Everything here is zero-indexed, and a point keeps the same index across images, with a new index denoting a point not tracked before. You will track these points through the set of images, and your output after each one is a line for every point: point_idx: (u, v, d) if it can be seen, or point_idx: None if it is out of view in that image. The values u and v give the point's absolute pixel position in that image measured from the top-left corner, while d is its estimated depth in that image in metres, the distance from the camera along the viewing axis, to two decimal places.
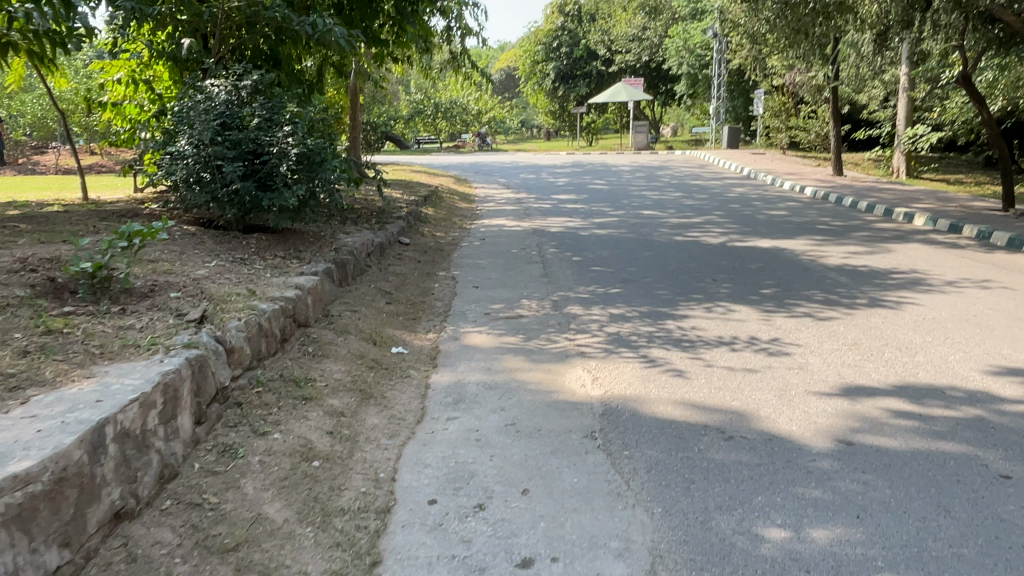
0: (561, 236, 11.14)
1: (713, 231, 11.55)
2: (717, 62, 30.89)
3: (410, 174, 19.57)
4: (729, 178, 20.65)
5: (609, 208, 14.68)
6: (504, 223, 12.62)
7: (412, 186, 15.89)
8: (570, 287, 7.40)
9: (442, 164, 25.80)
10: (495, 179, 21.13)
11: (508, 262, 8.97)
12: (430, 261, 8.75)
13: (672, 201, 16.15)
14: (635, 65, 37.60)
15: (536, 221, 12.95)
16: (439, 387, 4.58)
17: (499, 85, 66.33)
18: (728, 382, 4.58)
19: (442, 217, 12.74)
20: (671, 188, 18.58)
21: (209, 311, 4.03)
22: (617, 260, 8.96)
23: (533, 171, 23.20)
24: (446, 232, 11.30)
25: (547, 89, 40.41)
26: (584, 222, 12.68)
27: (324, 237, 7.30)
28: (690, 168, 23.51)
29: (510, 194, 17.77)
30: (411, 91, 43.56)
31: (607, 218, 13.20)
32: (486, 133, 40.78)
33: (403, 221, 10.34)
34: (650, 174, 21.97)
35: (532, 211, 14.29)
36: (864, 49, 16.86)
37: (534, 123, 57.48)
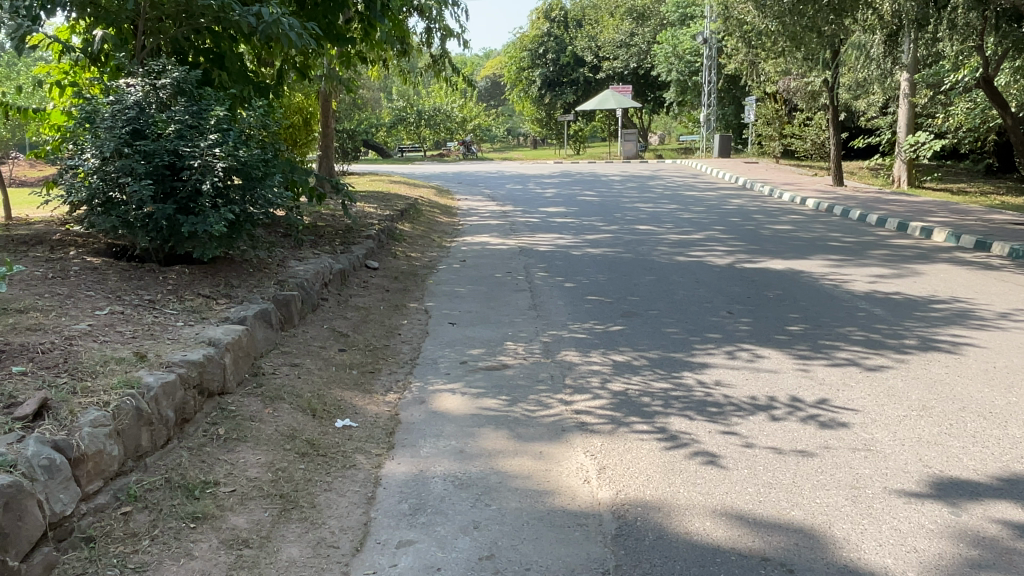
0: (551, 256, 10.01)
1: (717, 250, 10.46)
2: (707, 68, 30.02)
3: (387, 185, 18.36)
4: (724, 189, 19.63)
5: (601, 222, 13.58)
6: (486, 241, 11.46)
7: (388, 199, 14.70)
8: (563, 324, 6.24)
9: (423, 174, 24.67)
10: (478, 190, 20.00)
11: (490, 289, 7.81)
12: (401, 290, 7.60)
13: (668, 214, 15.10)
14: (623, 71, 36.71)
15: (522, 237, 11.81)
16: (390, 485, 3.40)
17: (485, 92, 65.38)
18: (779, 474, 3.42)
19: (418, 234, 11.59)
20: (664, 200, 17.51)
21: (56, 399, 2.87)
22: (614, 287, 7.83)
23: (519, 181, 22.11)
24: (422, 251, 10.15)
25: (532, 96, 39.38)
26: (574, 239, 11.57)
27: (269, 266, 6.12)
28: (682, 178, 22.51)
29: (495, 206, 16.63)
30: (393, 98, 42.33)
31: (599, 234, 12.11)
32: (471, 141, 39.66)
33: (372, 241, 9.18)
34: (641, 185, 20.89)
35: (517, 226, 13.15)
36: (870, 52, 15.95)
37: (519, 131, 56.52)
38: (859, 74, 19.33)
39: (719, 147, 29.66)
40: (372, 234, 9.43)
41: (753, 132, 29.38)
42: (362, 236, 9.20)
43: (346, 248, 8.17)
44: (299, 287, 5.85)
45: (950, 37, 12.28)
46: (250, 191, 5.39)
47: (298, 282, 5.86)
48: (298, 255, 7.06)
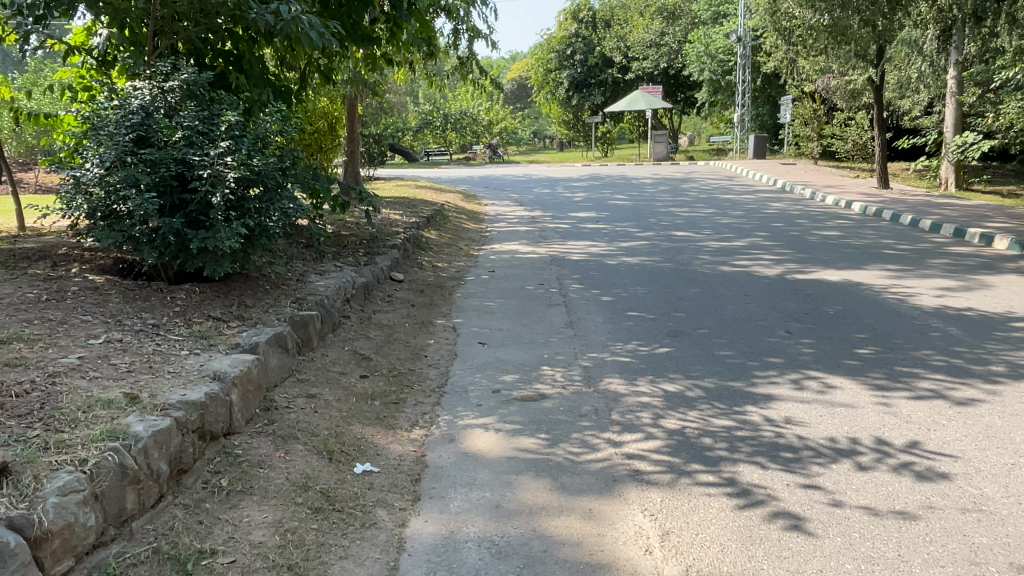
0: (585, 265, 9.47)
1: (763, 258, 9.83)
2: (741, 68, 29.22)
3: (413, 190, 17.98)
4: (762, 192, 18.90)
5: (635, 228, 13.00)
6: (516, 249, 10.96)
7: (413, 205, 14.29)
8: (604, 345, 5.70)
9: (450, 178, 24.27)
10: (506, 195, 19.52)
11: (522, 303, 7.30)
12: (428, 304, 7.12)
13: (705, 219, 14.46)
14: (653, 72, 35.97)
15: (554, 245, 11.29)
16: (416, 552, 2.89)
17: (511, 95, 64.98)
18: (879, 545, 2.87)
19: (445, 242, 11.13)
20: (700, 204, 16.85)
21: (21, 462, 2.44)
22: (657, 301, 7.26)
23: (548, 185, 21.58)
24: (450, 261, 9.66)
25: (560, 98, 38.83)
26: (608, 247, 11.01)
27: (287, 281, 5.68)
28: (717, 181, 21.78)
29: (523, 211, 16.14)
30: (419, 102, 42.08)
31: (634, 241, 11.53)
32: (497, 144, 39.23)
33: (397, 251, 8.71)
34: (674, 188, 20.24)
35: (548, 233, 12.63)
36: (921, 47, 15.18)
37: (546, 134, 56.04)
38: (903, 72, 18.50)
39: (752, 148, 28.82)
40: (398, 243, 8.98)
41: (789, 133, 28.49)
42: (387, 246, 8.74)
43: (370, 259, 7.72)
44: (319, 306, 5.39)
45: (1011, 30, 11.59)
46: (266, 203, 4.95)
47: (317, 300, 5.40)
48: (319, 269, 6.62)
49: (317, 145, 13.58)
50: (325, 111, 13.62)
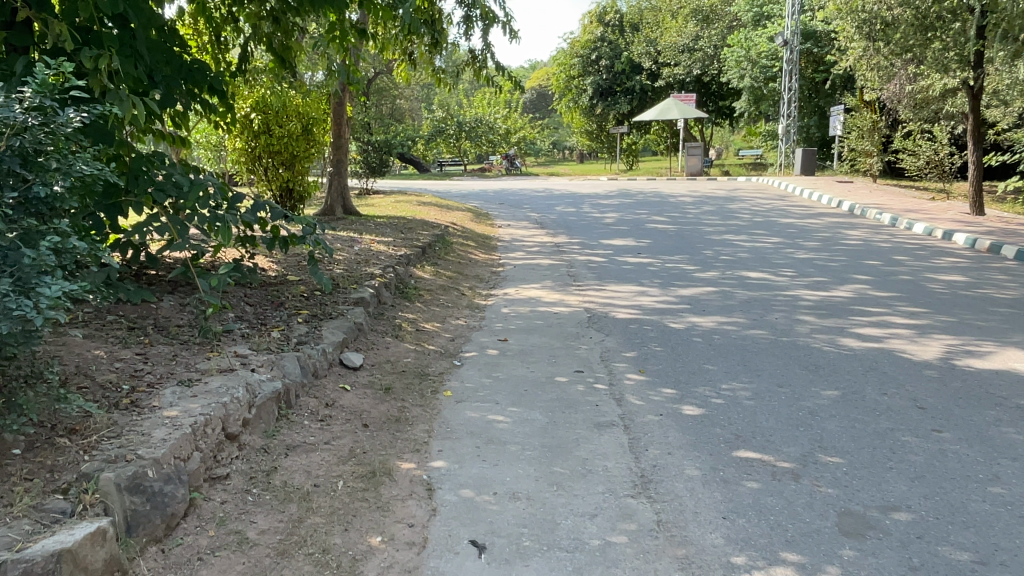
0: (639, 328, 6.54)
1: (893, 320, 6.87)
2: (786, 74, 26.20)
3: (414, 208, 15.19)
4: (828, 216, 15.86)
5: (689, 265, 10.05)
6: (539, 295, 8.07)
7: (408, 229, 11.47)
8: (725, 567, 2.79)
9: (461, 192, 21.43)
10: (524, 214, 16.64)
11: (553, 415, 4.37)
12: (392, 421, 4.20)
13: (773, 251, 11.50)
14: (685, 79, 32.94)
15: (588, 288, 8.38)
16: None
17: (530, 104, 62.22)
18: None
19: (441, 284, 8.27)
20: (758, 231, 13.85)
21: None
22: (776, 420, 4.32)
23: (572, 202, 18.66)
24: (442, 320, 6.74)
25: (583, 107, 35.90)
26: (663, 294, 8.08)
27: (85, 424, 2.92)
28: (768, 201, 18.76)
29: (545, 236, 13.25)
30: (432, 109, 39.25)
31: (696, 286, 8.58)
32: (515, 155, 36.29)
33: (360, 310, 5.82)
34: (721, 209, 17.24)
35: (578, 270, 9.70)
36: None
37: (566, 145, 53.31)
38: (1000, 75, 15.45)
39: (801, 162, 25.67)
40: (365, 295, 6.11)
41: (843, 147, 25.34)
42: (346, 303, 5.86)
43: (304, 336, 4.84)
44: (119, 497, 2.56)
45: None
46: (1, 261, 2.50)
47: (118, 481, 2.58)
48: (194, 370, 3.76)
49: (287, 153, 10.91)
50: (298, 107, 10.89)
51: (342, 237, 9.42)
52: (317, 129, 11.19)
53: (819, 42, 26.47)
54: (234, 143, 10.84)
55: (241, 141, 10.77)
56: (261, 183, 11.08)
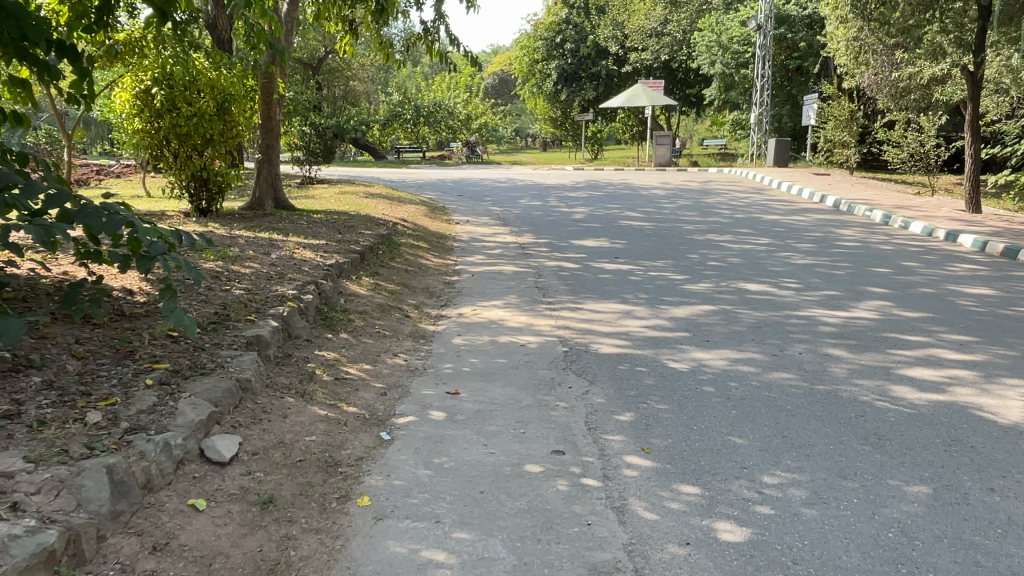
0: (629, 370, 5.01)
1: (945, 356, 5.48)
2: (759, 60, 25.04)
3: (359, 200, 13.43)
4: (814, 213, 14.64)
5: (676, 274, 8.57)
6: (500, 317, 6.48)
7: (347, 228, 9.76)
8: None
9: (417, 182, 19.69)
10: (485, 207, 15.02)
11: (524, 549, 2.80)
12: (261, 571, 2.59)
13: (767, 255, 10.13)
14: (653, 65, 31.53)
15: (561, 307, 6.84)
16: None
17: (492, 90, 60.24)
18: None
19: (379, 301, 6.65)
20: (743, 230, 12.48)
21: None
22: (863, 552, 2.84)
23: (537, 195, 17.09)
24: (373, 358, 5.13)
25: (547, 92, 34.23)
26: (653, 315, 6.56)
27: None
28: (747, 194, 17.48)
29: (509, 235, 11.68)
30: (388, 92, 37.10)
31: (690, 303, 7.09)
32: (477, 142, 34.52)
33: (252, 355, 4.18)
34: (698, 204, 15.87)
35: (547, 280, 8.15)
36: None
37: (529, 132, 51.72)
38: (997, 63, 14.37)
39: (774, 153, 24.46)
40: (261, 333, 4.47)
41: (818, 138, 24.25)
42: (230, 348, 4.21)
43: (142, 416, 3.21)
44: None
45: None
46: None
47: None
48: None
49: (196, 136, 9.16)
50: (209, 82, 9.03)
51: (260, 239, 7.69)
52: (234, 106, 9.36)
53: (793, 27, 25.31)
54: (132, 124, 9.05)
55: (140, 121, 8.99)
56: (169, 170, 9.39)
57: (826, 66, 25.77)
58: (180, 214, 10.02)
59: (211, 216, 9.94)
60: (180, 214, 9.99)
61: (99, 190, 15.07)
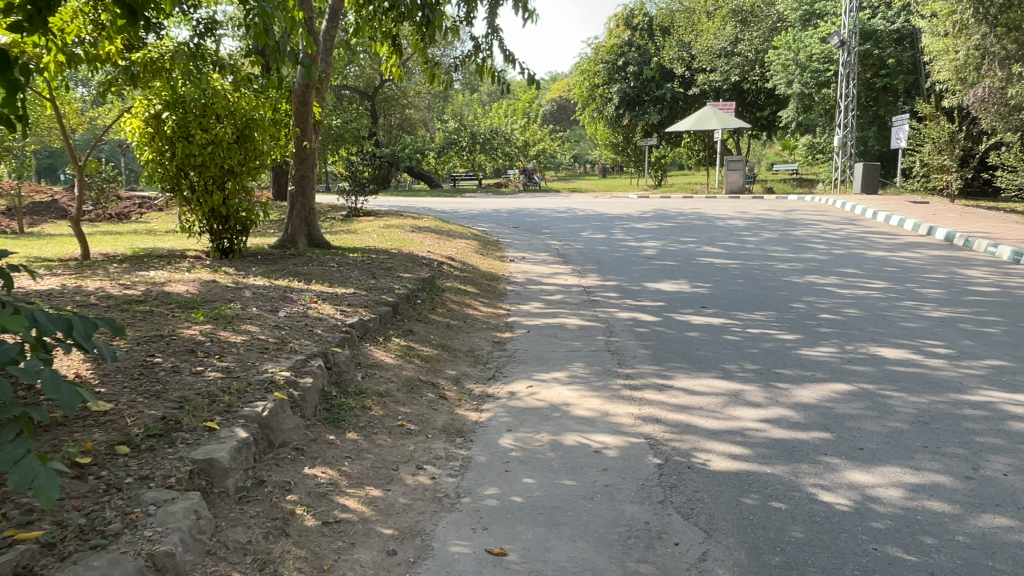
0: (760, 507, 3.38)
1: None
2: (842, 78, 23.00)
3: (403, 234, 12.14)
4: (926, 249, 12.60)
5: (784, 332, 6.84)
6: (564, 400, 4.91)
7: (384, 271, 8.43)
8: None
9: (471, 212, 18.41)
10: (543, 241, 13.56)
11: None
12: None
13: (888, 304, 8.29)
14: (722, 86, 29.71)
15: (644, 384, 5.23)
16: None
17: (551, 116, 59.26)
18: None
19: (409, 374, 5.19)
20: (847, 270, 10.60)
21: None
22: None
23: (601, 227, 15.54)
24: (386, 475, 3.66)
25: (608, 117, 32.73)
26: (771, 401, 4.89)
27: None
28: (839, 226, 15.50)
29: (571, 276, 10.14)
30: (444, 118, 36.30)
31: (815, 380, 5.37)
32: (535, 169, 33.23)
33: (190, 499, 2.77)
34: (784, 237, 13.98)
35: (622, 341, 6.55)
36: None
37: (590, 158, 50.47)
38: None
39: (862, 178, 22.22)
40: (216, 455, 3.05)
41: (912, 161, 21.93)
42: (162, 488, 2.81)
43: None
44: None
45: None
46: None
47: None
48: None
49: (213, 168, 8.06)
50: (228, 106, 7.89)
51: (273, 290, 6.38)
52: (256, 133, 8.22)
53: (879, 42, 23.27)
54: (142, 154, 7.97)
55: (152, 151, 7.90)
56: (187, 205, 8.34)
57: (917, 83, 23.54)
58: (201, 255, 8.94)
59: (234, 256, 8.79)
60: (200, 255, 8.91)
61: (135, 224, 14.27)
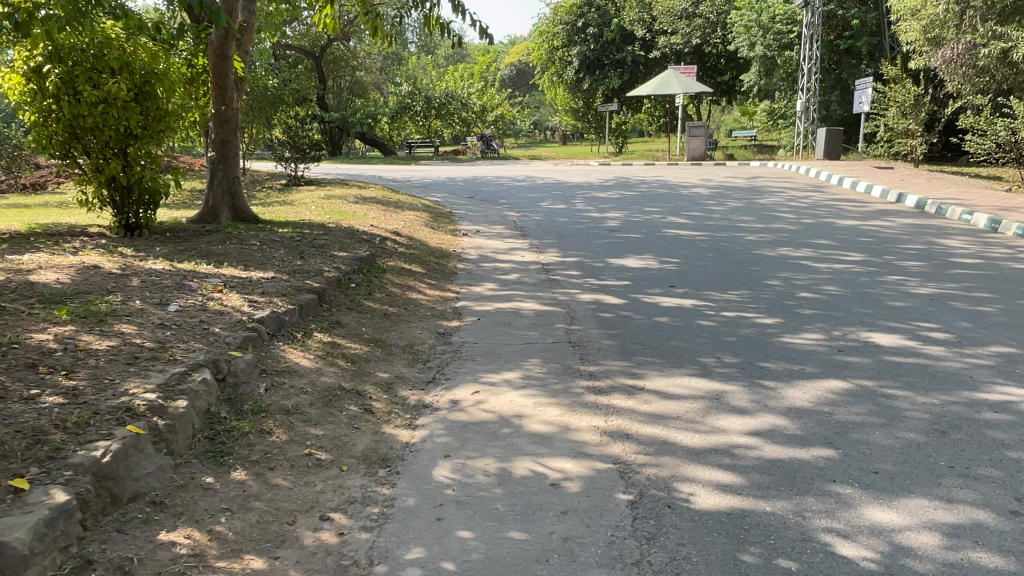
0: (764, 569, 2.59)
1: None
2: (807, 40, 22.37)
3: (345, 206, 11.09)
4: (899, 218, 12.05)
5: (764, 316, 6.09)
6: (514, 410, 4.05)
7: (315, 249, 7.44)
8: None
9: (424, 181, 17.33)
10: (500, 212, 12.64)
11: None
12: None
13: (872, 279, 7.62)
14: (684, 50, 28.87)
15: (611, 387, 4.40)
16: None
17: (510, 81, 57.83)
18: None
19: (327, 381, 4.27)
20: (821, 241, 9.94)
21: None
22: None
23: (561, 196, 14.68)
24: (276, 534, 2.78)
25: (568, 81, 31.66)
26: (760, 406, 4.10)
27: None
28: (808, 193, 14.90)
29: (528, 251, 9.26)
30: (397, 82, 34.71)
31: (807, 377, 4.61)
32: (492, 136, 32.06)
33: None
34: (751, 206, 13.32)
35: (584, 329, 5.71)
36: None
37: (550, 125, 49.44)
38: None
39: (825, 143, 21.74)
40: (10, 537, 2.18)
41: (875, 126, 21.52)
42: None
43: None
44: None
45: None
46: None
47: None
48: None
49: (109, 131, 6.92)
50: (122, 58, 6.77)
51: (172, 278, 5.35)
52: (159, 89, 7.06)
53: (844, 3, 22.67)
54: (25, 117, 6.85)
55: (35, 113, 6.79)
56: (83, 175, 7.21)
57: (881, 45, 23.04)
58: (104, 232, 7.81)
59: (142, 234, 7.73)
60: (104, 232, 7.78)
61: (47, 196, 12.88)
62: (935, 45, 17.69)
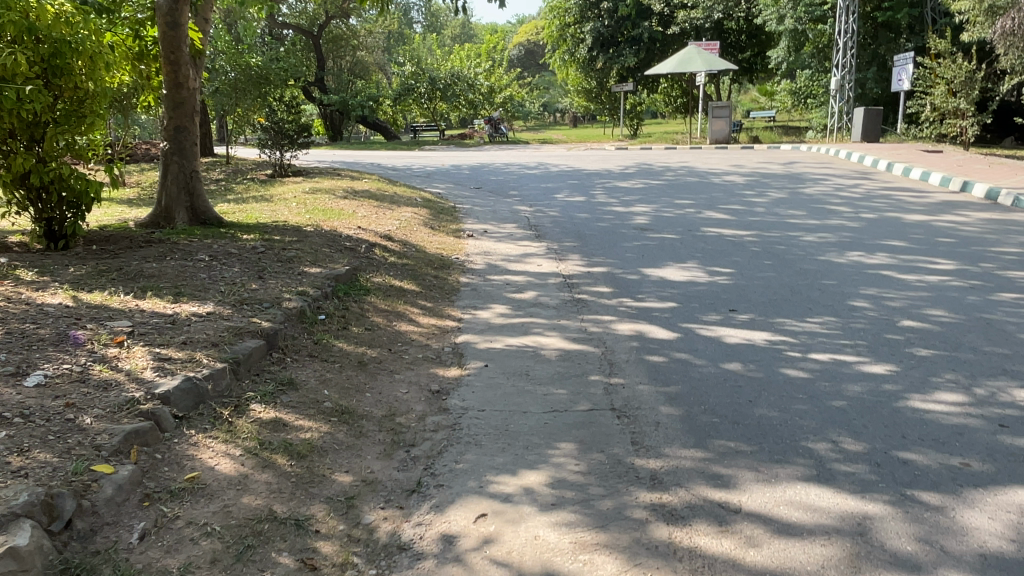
0: None
1: None
2: (843, 12, 20.44)
3: (331, 202, 9.55)
4: (972, 211, 10.41)
5: (869, 361, 4.53)
6: (543, 563, 2.52)
7: (282, 263, 5.93)
8: None
9: (426, 170, 15.73)
10: (511, 206, 11.06)
11: None
12: None
13: (979, 298, 6.04)
14: (704, 25, 26.99)
15: (689, 508, 2.86)
16: None
17: (519, 61, 55.92)
18: None
19: (251, 506, 2.74)
20: (894, 243, 8.34)
21: None
22: None
23: (580, 186, 13.07)
24: None
25: (580, 59, 29.85)
26: (936, 557, 2.56)
27: None
28: (856, 181, 13.23)
29: (547, 258, 7.69)
30: (399, 61, 32.93)
31: (977, 483, 3.06)
32: (501, 119, 30.37)
33: None
34: (796, 197, 11.69)
35: (630, 386, 4.15)
36: None
37: (560, 106, 47.60)
38: None
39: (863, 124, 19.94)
40: None
41: (917, 105, 19.69)
42: None
43: None
44: None
45: None
46: None
47: None
48: None
49: (11, 119, 5.40)
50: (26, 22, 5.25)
51: (56, 322, 3.82)
52: (75, 60, 5.53)
53: None
54: None
55: None
56: None
57: (923, 17, 21.13)
58: (26, 243, 6.29)
59: (69, 246, 6.17)
60: (24, 243, 6.27)
61: None
62: (991, 14, 15.86)
